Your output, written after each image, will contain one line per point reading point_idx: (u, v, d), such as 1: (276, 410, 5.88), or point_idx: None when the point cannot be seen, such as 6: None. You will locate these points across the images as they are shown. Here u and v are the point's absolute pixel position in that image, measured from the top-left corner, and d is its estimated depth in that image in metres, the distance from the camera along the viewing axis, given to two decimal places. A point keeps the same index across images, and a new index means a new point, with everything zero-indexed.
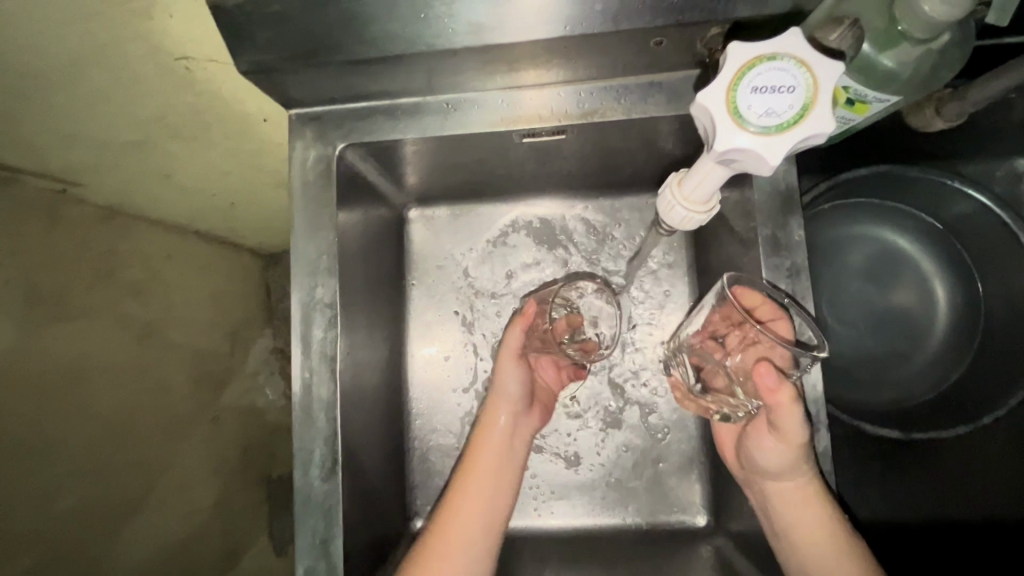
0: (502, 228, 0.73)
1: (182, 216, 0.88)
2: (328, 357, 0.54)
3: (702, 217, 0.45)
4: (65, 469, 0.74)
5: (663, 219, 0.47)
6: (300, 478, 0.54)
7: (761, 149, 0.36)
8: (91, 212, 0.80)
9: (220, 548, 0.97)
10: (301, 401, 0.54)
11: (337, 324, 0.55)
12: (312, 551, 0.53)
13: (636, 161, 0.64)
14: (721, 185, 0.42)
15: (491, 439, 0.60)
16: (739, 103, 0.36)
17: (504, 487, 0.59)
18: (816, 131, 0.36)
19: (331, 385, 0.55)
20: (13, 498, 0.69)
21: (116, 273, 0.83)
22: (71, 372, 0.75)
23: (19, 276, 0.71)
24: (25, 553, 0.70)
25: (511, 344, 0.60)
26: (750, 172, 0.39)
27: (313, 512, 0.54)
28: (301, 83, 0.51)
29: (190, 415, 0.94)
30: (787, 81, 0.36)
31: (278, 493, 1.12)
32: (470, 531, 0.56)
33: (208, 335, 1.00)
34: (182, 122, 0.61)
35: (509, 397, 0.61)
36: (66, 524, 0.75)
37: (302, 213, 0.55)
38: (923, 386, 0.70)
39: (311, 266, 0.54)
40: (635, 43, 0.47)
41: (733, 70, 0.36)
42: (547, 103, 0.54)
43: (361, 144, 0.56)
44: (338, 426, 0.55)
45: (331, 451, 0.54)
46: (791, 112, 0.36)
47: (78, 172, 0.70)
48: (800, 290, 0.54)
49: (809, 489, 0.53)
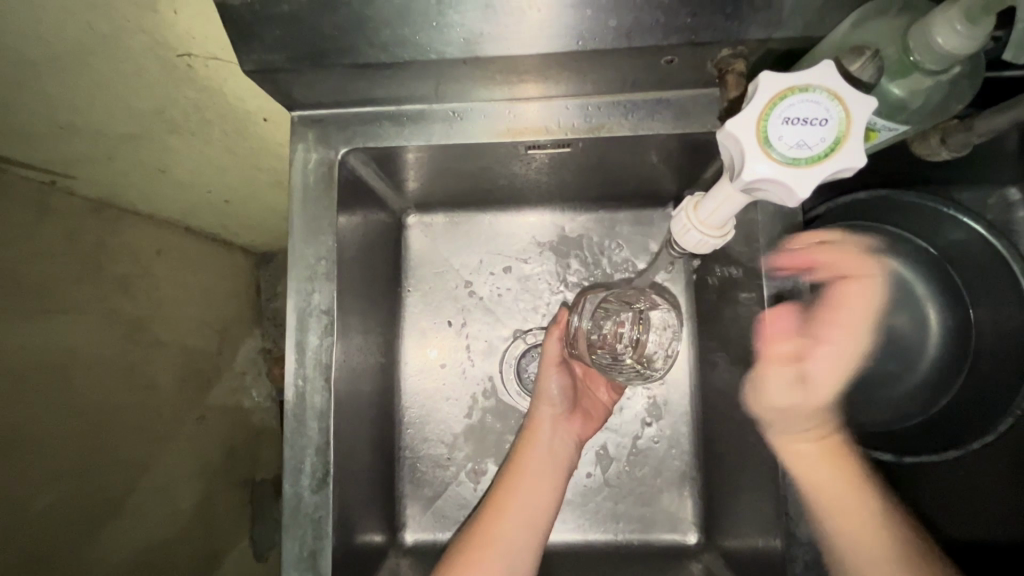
0: (500, 236, 0.72)
1: (175, 211, 0.87)
2: (323, 364, 0.53)
3: (718, 241, 0.45)
4: (43, 470, 0.72)
5: (678, 241, 0.47)
6: (290, 488, 0.52)
7: (790, 182, 0.36)
8: (82, 206, 0.78)
9: (200, 553, 0.95)
10: (293, 409, 0.53)
11: (334, 331, 0.53)
12: (300, 564, 0.52)
13: (639, 176, 0.64)
14: (738, 210, 0.42)
15: (537, 444, 0.61)
16: (769, 132, 0.36)
17: (543, 487, 0.60)
18: (845, 166, 0.36)
19: (325, 393, 0.53)
20: None
21: (105, 268, 0.81)
22: (54, 370, 0.73)
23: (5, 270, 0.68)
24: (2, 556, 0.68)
25: (550, 352, 0.63)
26: (775, 201, 0.39)
27: (302, 523, 0.52)
28: (306, 85, 0.50)
29: (176, 415, 0.92)
30: (820, 114, 0.36)
31: (260, 496, 1.11)
32: (513, 534, 0.57)
33: (195, 334, 0.98)
34: (179, 118, 0.60)
35: (550, 399, 0.63)
36: (45, 528, 0.72)
37: (301, 216, 0.53)
38: (914, 408, 0.71)
39: (309, 270, 0.53)
40: (646, 60, 0.47)
41: (765, 100, 0.36)
42: (553, 115, 0.53)
43: (364, 149, 0.55)
44: (331, 435, 0.53)
45: (323, 461, 0.53)
46: (822, 146, 0.36)
47: (66, 164, 0.68)
48: (801, 312, 0.54)
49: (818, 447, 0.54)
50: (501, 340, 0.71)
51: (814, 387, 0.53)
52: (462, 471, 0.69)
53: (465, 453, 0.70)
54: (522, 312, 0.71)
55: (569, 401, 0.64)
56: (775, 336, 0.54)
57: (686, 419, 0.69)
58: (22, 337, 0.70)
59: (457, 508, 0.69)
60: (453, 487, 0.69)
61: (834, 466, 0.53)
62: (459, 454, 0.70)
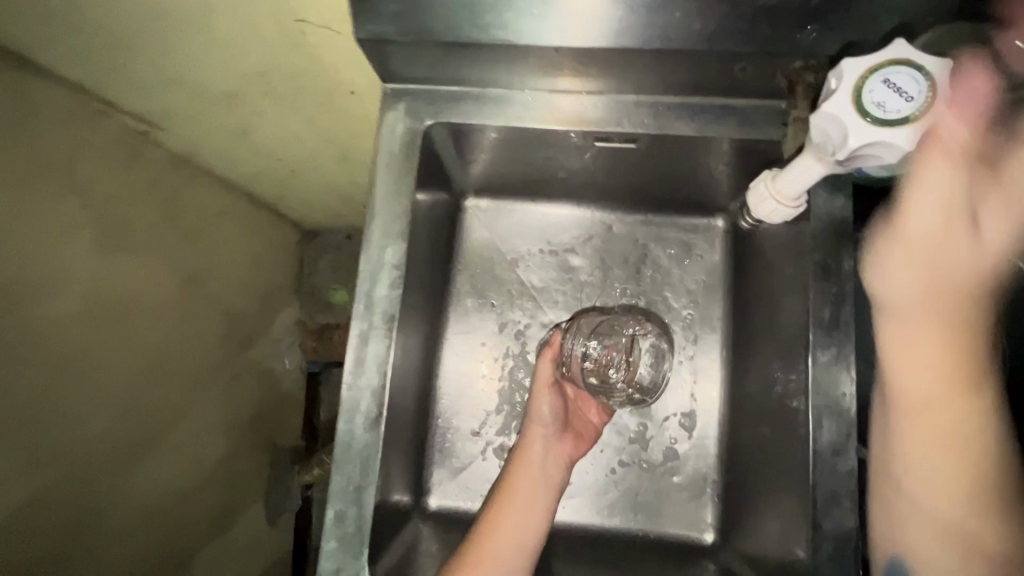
0: (550, 226, 0.76)
1: (243, 173, 0.93)
2: (389, 314, 0.56)
3: (792, 210, 0.55)
4: (87, 394, 0.71)
5: (753, 210, 0.57)
6: (343, 425, 0.54)
7: (848, 126, 0.45)
8: (165, 157, 0.81)
9: (219, 506, 0.97)
10: (355, 352, 0.55)
11: (402, 284, 0.56)
12: (345, 497, 0.53)
13: (695, 180, 0.67)
14: (810, 184, 0.52)
15: (528, 464, 0.63)
16: (864, 88, 0.45)
17: (531, 503, 0.62)
18: (892, 143, 0.45)
19: (387, 341, 0.55)
20: (41, 412, 0.66)
21: (175, 218, 0.84)
22: (116, 305, 0.74)
23: (93, 200, 0.70)
24: (40, 472, 0.66)
25: (542, 375, 0.65)
26: (835, 160, 0.48)
27: (351, 458, 0.54)
28: (405, 59, 0.54)
29: (216, 371, 0.95)
30: (911, 91, 0.44)
31: (276, 460, 1.15)
32: (505, 550, 0.59)
33: (242, 296, 1.02)
34: (276, 81, 0.64)
35: (542, 420, 0.65)
36: (83, 453, 0.71)
37: (383, 179, 0.58)
38: None
39: (386, 226, 0.57)
40: (724, 65, 0.51)
41: (877, 61, 0.45)
42: (623, 111, 0.57)
43: (447, 124, 0.59)
44: (388, 379, 0.55)
45: (378, 403, 0.55)
46: (895, 114, 0.44)
47: (164, 116, 0.73)
48: (844, 316, 0.57)
49: (921, 311, 0.49)
50: (541, 326, 0.74)
51: (909, 222, 0.48)
52: (489, 447, 0.72)
53: (494, 429, 0.72)
54: (564, 299, 0.74)
55: (561, 422, 0.66)
56: (817, 337, 0.58)
57: (714, 423, 0.71)
58: (97, 267, 0.71)
59: (482, 483, 0.71)
60: (479, 461, 0.72)
61: (947, 363, 0.49)
62: (490, 430, 0.72)
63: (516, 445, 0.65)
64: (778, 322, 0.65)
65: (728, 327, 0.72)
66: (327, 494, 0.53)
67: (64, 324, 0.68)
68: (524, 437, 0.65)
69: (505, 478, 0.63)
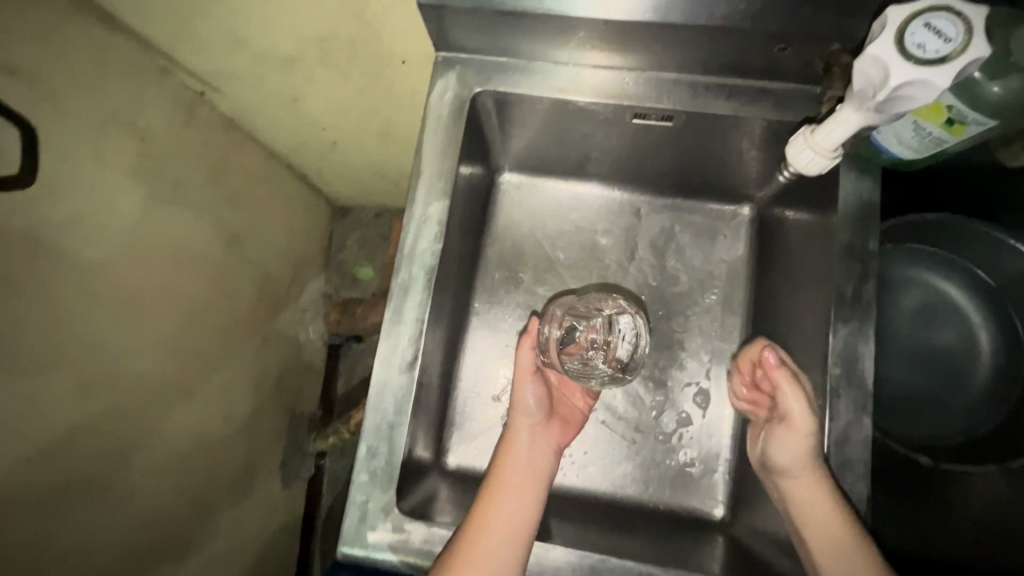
0: (581, 204, 0.79)
1: (287, 143, 0.97)
2: (429, 266, 0.59)
3: (827, 163, 0.54)
4: (142, 329, 0.73)
5: (789, 161, 0.56)
6: (381, 367, 0.57)
7: (888, 65, 0.44)
8: (218, 119, 0.85)
9: (241, 462, 1.00)
10: (395, 299, 0.58)
11: (444, 239, 0.60)
12: (377, 434, 0.57)
13: (724, 165, 0.70)
14: (849, 134, 0.51)
15: (515, 455, 0.62)
16: (906, 30, 0.44)
17: (521, 494, 0.59)
18: (930, 80, 0.44)
19: (425, 291, 0.59)
20: (103, 340, 0.67)
21: (223, 178, 0.88)
22: (166, 251, 0.76)
23: (157, 149, 0.73)
24: (99, 395, 0.67)
25: (523, 362, 0.63)
26: (874, 104, 0.47)
27: (385, 399, 0.57)
28: (462, 27, 0.58)
29: (247, 330, 0.99)
30: (949, 32, 0.43)
31: (293, 426, 1.18)
32: (501, 546, 0.55)
33: (275, 262, 1.06)
34: (333, 48, 0.68)
35: (527, 410, 0.63)
36: (135, 387, 0.72)
37: (432, 139, 0.61)
38: (956, 430, 0.66)
39: (432, 183, 0.60)
40: (763, 47, 0.55)
41: (919, 7, 0.45)
42: (664, 88, 0.61)
43: (495, 93, 0.62)
44: (424, 327, 0.58)
45: (414, 349, 0.58)
46: (933, 53, 0.43)
47: (223, 78, 0.78)
48: (864, 292, 0.60)
49: (816, 477, 0.56)
50: None
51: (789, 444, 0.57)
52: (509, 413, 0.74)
53: None
54: (590, 275, 0.77)
55: (546, 410, 0.65)
56: (837, 313, 0.60)
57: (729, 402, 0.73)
58: (157, 211, 0.74)
59: None
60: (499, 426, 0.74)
61: (829, 495, 0.55)
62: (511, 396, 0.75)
63: (501, 439, 0.64)
64: (799, 303, 0.68)
65: (749, 311, 0.74)
66: (361, 430, 0.57)
67: (125, 259, 0.69)
68: (507, 434, 0.64)
69: (490, 477, 0.61)
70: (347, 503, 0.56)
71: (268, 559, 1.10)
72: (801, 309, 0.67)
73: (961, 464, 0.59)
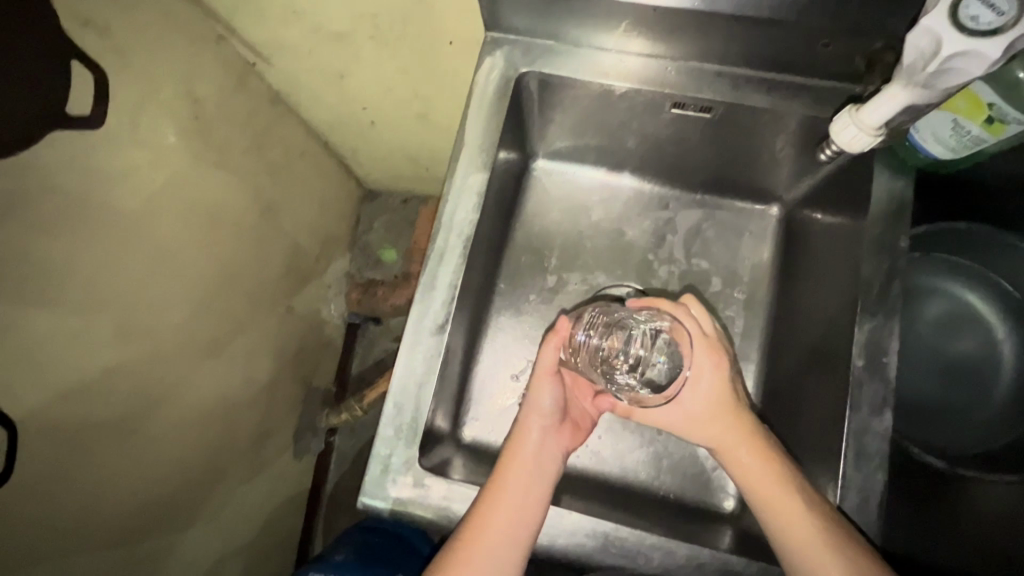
0: (612, 194, 0.80)
1: (326, 120, 1.00)
2: (466, 235, 0.62)
3: (871, 140, 0.56)
4: (183, 281, 0.76)
5: (834, 139, 0.58)
6: (414, 326, 0.60)
7: (942, 37, 0.45)
8: (265, 91, 0.89)
9: (256, 428, 1.02)
10: (433, 262, 0.61)
11: (480, 210, 0.62)
12: (405, 390, 0.59)
13: (756, 162, 0.71)
14: (897, 110, 0.52)
15: (522, 455, 0.58)
16: (962, 2, 0.44)
17: (523, 495, 0.56)
18: (982, 52, 0.44)
19: (461, 256, 0.61)
20: (146, 287, 0.70)
21: (265, 148, 0.91)
22: (208, 211, 0.79)
23: (209, 111, 0.77)
24: (138, 340, 0.69)
25: (545, 360, 0.60)
26: (924, 77, 0.48)
27: (416, 357, 0.59)
28: (514, 9, 0.61)
29: (273, 299, 1.01)
30: (1004, 6, 0.44)
31: (308, 398, 1.20)
32: (498, 550, 0.53)
33: (305, 235, 1.09)
34: (385, 26, 0.71)
35: (540, 411, 0.60)
36: (170, 336, 0.75)
37: (476, 115, 0.64)
38: (977, 440, 0.65)
39: (475, 155, 0.63)
40: (806, 43, 0.57)
41: None
42: (705, 78, 0.63)
43: (539, 74, 0.64)
44: (457, 292, 0.61)
45: (446, 311, 0.60)
46: (986, 25, 0.44)
47: (274, 49, 0.80)
48: (891, 289, 0.61)
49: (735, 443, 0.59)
50: (592, 285, 0.77)
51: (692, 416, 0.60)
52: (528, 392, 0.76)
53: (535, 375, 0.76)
54: (617, 263, 0.78)
55: (560, 412, 0.61)
56: (862, 309, 0.62)
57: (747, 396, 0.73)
58: (204, 171, 0.77)
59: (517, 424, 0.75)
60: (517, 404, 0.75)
61: (765, 462, 0.57)
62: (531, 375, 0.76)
63: (510, 435, 0.61)
64: (822, 302, 0.69)
65: (773, 308, 0.75)
66: (389, 385, 0.59)
67: (171, 212, 0.72)
68: (517, 430, 0.60)
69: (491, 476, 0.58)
70: (372, 454, 0.58)
71: (273, 528, 1.11)
72: (824, 308, 0.69)
73: (978, 471, 0.59)
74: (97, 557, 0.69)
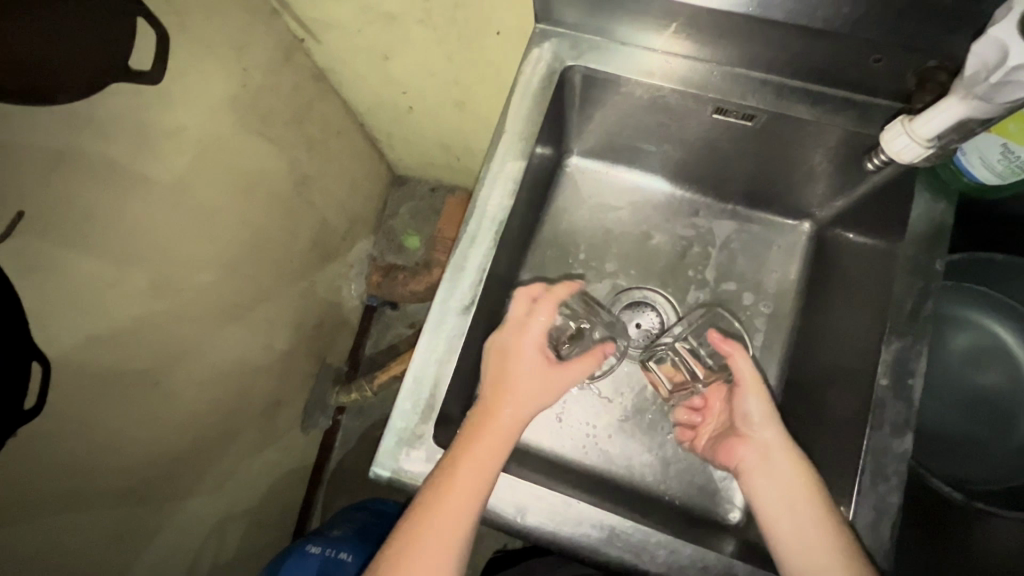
0: (644, 196, 0.80)
1: (365, 102, 1.02)
2: (498, 220, 0.62)
3: (922, 152, 0.55)
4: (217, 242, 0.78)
5: (883, 148, 0.57)
6: (439, 304, 0.61)
7: (1012, 46, 0.44)
8: (310, 67, 0.90)
9: (270, 397, 1.04)
10: (464, 243, 0.62)
11: (514, 197, 0.63)
12: (426, 366, 0.60)
13: (793, 175, 0.71)
14: (954, 122, 0.51)
15: (490, 431, 0.56)
16: None
17: (474, 492, 0.53)
18: None
19: (493, 240, 0.62)
20: (181, 243, 0.71)
21: (304, 123, 0.93)
22: (246, 177, 0.81)
23: (257, 80, 0.78)
24: (169, 294, 0.71)
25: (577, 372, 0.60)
26: (988, 88, 0.47)
27: (439, 335, 0.60)
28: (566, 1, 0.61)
29: (298, 272, 1.03)
30: None
31: (319, 374, 1.22)
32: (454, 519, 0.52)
33: (334, 212, 1.11)
34: (435, 11, 0.72)
35: (519, 396, 0.57)
36: (200, 294, 0.77)
37: (519, 103, 0.65)
38: (996, 474, 0.64)
39: (514, 143, 0.64)
40: (859, 55, 0.57)
41: None
42: (751, 84, 0.63)
43: (585, 68, 0.65)
44: (485, 275, 0.61)
45: (473, 292, 0.61)
46: None
47: (324, 27, 0.82)
48: (923, 311, 0.60)
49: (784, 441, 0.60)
50: (617, 284, 0.77)
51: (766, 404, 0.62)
52: None
53: None
54: (643, 264, 0.78)
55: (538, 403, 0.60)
56: (890, 328, 0.61)
57: None
58: (246, 137, 0.79)
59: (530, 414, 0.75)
60: None
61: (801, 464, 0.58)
62: None
63: (479, 407, 0.57)
64: (847, 321, 0.68)
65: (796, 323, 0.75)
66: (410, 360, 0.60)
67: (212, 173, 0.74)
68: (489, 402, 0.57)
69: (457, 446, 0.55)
70: (388, 426, 0.59)
71: (274, 498, 1.13)
72: (848, 325, 0.68)
73: (994, 506, 0.58)
74: (108, 501, 0.70)
